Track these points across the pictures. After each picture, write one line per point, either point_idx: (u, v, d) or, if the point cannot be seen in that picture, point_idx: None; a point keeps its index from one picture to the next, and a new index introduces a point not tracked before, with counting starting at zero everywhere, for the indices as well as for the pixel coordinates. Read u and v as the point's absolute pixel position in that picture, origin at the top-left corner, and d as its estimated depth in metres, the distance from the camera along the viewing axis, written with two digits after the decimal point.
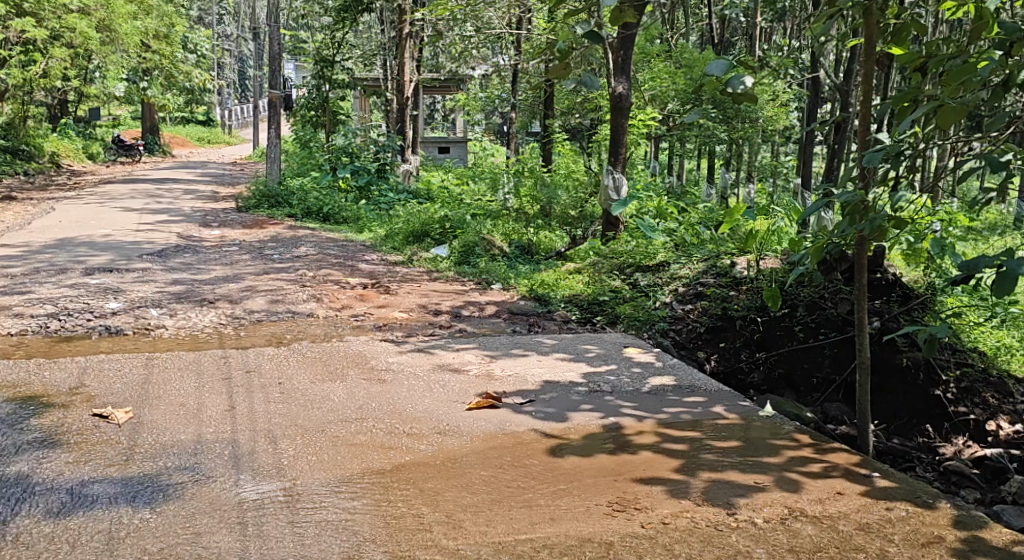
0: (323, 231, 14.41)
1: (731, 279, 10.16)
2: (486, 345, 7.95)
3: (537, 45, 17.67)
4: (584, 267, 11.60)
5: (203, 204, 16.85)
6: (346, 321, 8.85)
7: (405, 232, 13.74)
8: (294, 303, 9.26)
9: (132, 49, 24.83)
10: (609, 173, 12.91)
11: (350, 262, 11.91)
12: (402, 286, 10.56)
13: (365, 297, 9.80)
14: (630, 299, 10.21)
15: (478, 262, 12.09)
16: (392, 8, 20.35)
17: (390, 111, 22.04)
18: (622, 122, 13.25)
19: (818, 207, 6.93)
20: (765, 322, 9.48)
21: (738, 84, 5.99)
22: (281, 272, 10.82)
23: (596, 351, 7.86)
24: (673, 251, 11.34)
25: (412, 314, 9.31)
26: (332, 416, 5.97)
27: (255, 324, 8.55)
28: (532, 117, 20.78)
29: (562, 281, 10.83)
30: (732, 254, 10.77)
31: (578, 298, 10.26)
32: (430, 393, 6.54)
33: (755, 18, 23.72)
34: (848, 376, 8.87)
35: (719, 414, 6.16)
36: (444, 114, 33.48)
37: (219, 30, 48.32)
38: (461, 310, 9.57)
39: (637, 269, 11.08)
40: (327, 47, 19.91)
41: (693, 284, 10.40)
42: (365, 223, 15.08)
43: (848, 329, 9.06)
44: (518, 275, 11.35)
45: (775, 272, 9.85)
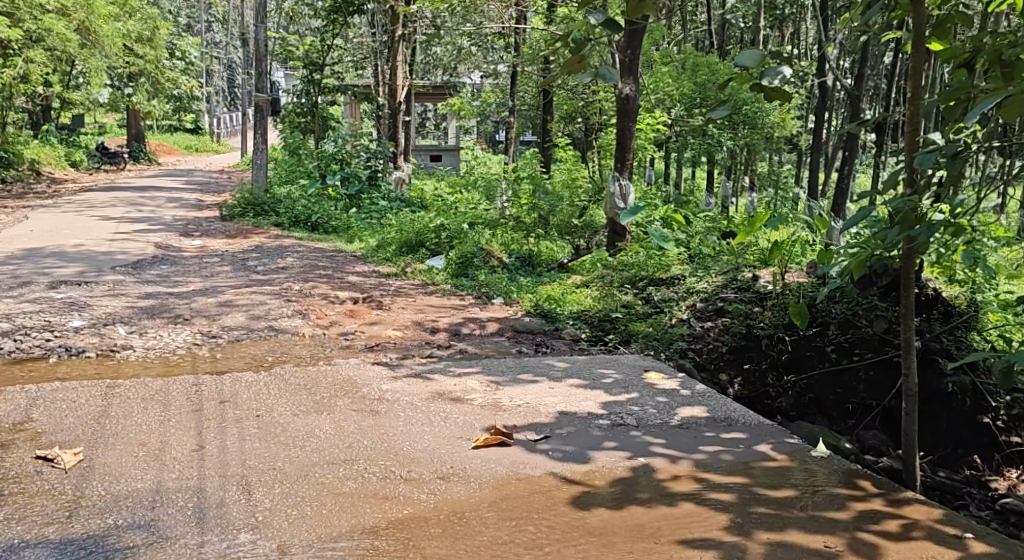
0: (311, 241, 13.55)
1: (755, 295, 9.46)
2: (491, 369, 7.10)
3: (537, 47, 16.83)
4: (592, 279, 10.76)
5: (186, 213, 15.97)
6: (335, 340, 8.00)
7: (399, 242, 12.90)
8: (277, 319, 8.40)
9: (114, 53, 23.90)
10: (616, 180, 12.12)
11: (340, 274, 11.07)
12: (396, 300, 9.72)
13: (355, 313, 8.94)
14: (645, 315, 9.42)
15: (478, 275, 11.27)
16: (384, 11, 19.49)
17: (382, 116, 21.17)
18: (630, 125, 12.41)
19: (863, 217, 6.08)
20: (794, 342, 8.84)
21: (774, 76, 5.24)
22: (265, 285, 9.96)
23: (614, 376, 7.04)
24: (688, 263, 10.60)
25: (407, 332, 8.48)
26: (317, 457, 5.12)
27: (233, 343, 7.68)
28: (530, 123, 19.94)
29: (569, 294, 10.00)
30: (753, 266, 10.05)
31: (587, 314, 9.41)
32: (430, 428, 5.69)
33: (758, 23, 22.95)
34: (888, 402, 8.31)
35: (765, 456, 5.38)
36: (436, 121, 32.62)
37: (208, 38, 47.48)
38: (461, 328, 8.75)
39: (650, 282, 10.30)
40: (316, 50, 19.00)
41: (713, 299, 9.66)
42: (355, 232, 14.24)
43: (886, 350, 8.52)
44: (520, 289, 10.52)
45: (806, 286, 9.15)
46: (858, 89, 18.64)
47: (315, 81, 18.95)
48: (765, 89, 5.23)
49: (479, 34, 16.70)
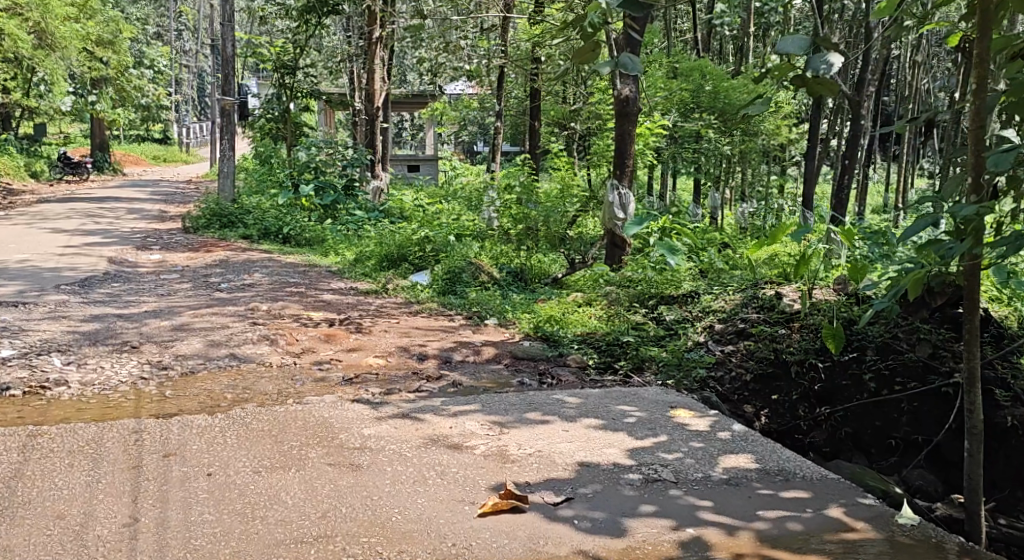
0: (282, 255, 12.41)
1: (780, 316, 8.55)
2: (491, 407, 6.02)
3: (524, 49, 15.70)
4: (595, 297, 9.59)
5: (147, 225, 14.75)
6: (306, 371, 6.90)
7: (377, 256, 11.80)
8: (241, 346, 7.29)
9: (73, 57, 22.48)
10: (615, 189, 11.06)
11: (313, 292, 9.96)
12: (377, 322, 8.64)
13: (330, 338, 7.84)
14: (658, 338, 8.38)
15: (467, 292, 10.21)
16: (360, 12, 18.31)
17: (359, 122, 19.97)
18: (630, 130, 11.37)
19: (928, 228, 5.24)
20: (827, 370, 8.03)
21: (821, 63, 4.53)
22: (228, 305, 8.84)
23: (637, 415, 5.99)
24: (701, 279, 9.61)
25: (390, 360, 7.40)
26: (281, 534, 4.15)
27: (187, 376, 6.56)
28: (515, 130, 18.80)
29: (571, 315, 8.93)
30: (775, 284, 9.15)
31: (593, 337, 8.35)
32: (424, 487, 4.61)
33: (747, 27, 22.13)
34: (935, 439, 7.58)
35: (841, 526, 4.43)
36: (413, 128, 31.40)
37: (178, 45, 46.02)
38: (452, 354, 7.69)
39: (659, 299, 9.26)
40: (288, 52, 17.75)
41: (732, 320, 8.70)
42: (330, 245, 13.15)
43: (929, 379, 7.76)
44: (516, 308, 9.46)
45: (839, 309, 8.31)
46: (857, 96, 17.90)
47: (287, 85, 17.69)
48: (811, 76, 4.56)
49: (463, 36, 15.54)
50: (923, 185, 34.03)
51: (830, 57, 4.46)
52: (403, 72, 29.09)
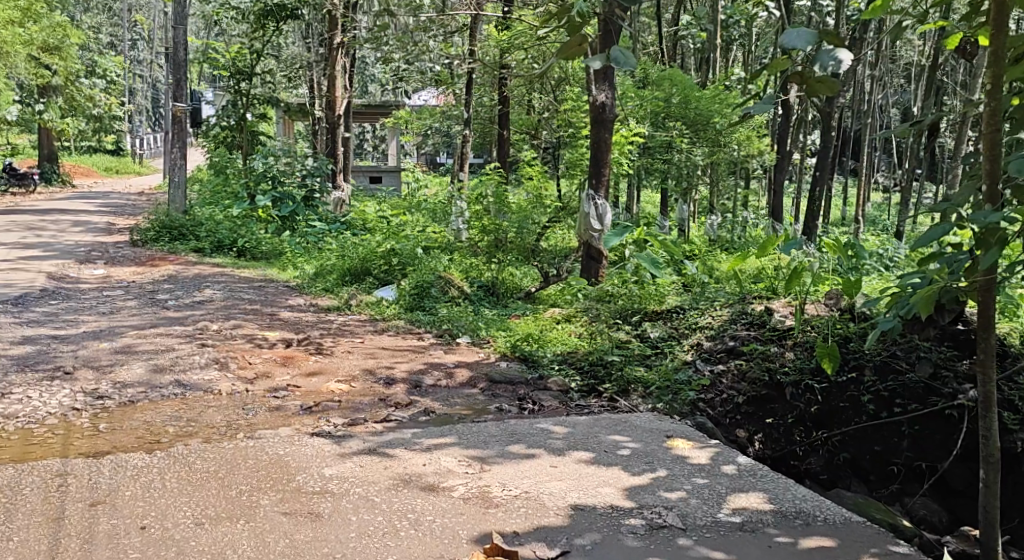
0: (237, 269, 11.68)
1: (771, 333, 8.00)
2: (469, 439, 5.38)
3: (491, 56, 15.09)
4: (574, 312, 8.97)
5: (92, 238, 13.89)
6: (261, 398, 6.23)
7: (339, 270, 11.10)
8: (188, 371, 6.59)
9: (18, 63, 21.45)
10: (590, 200, 10.45)
11: (270, 310, 9.26)
12: (339, 341, 7.98)
13: (288, 360, 7.16)
14: (643, 358, 7.79)
15: (436, 308, 9.58)
16: (321, 18, 17.61)
17: (320, 132, 19.24)
18: (606, 139, 10.81)
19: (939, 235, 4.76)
20: (824, 391, 7.45)
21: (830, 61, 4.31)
22: (176, 324, 8.12)
23: (631, 446, 5.39)
24: (685, 294, 9.05)
25: (354, 384, 6.74)
26: None
27: (125, 405, 5.86)
28: (481, 141, 18.16)
29: (549, 332, 8.32)
30: (764, 299, 8.61)
31: (574, 357, 7.75)
32: (395, 544, 4.02)
33: (716, 38, 21.72)
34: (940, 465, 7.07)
35: None
36: (373, 139, 30.67)
37: (131, 55, 44.81)
38: (422, 378, 7.05)
39: (642, 315, 8.65)
40: (244, 58, 16.97)
41: (721, 338, 8.13)
42: (288, 258, 12.45)
43: (932, 401, 7.25)
44: (489, 325, 8.84)
45: (832, 325, 7.79)
46: (829, 106, 17.55)
47: (243, 93, 16.92)
48: (818, 72, 4.33)
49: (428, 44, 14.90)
50: (883, 198, 33.99)
51: (836, 53, 4.26)
52: (364, 81, 28.37)
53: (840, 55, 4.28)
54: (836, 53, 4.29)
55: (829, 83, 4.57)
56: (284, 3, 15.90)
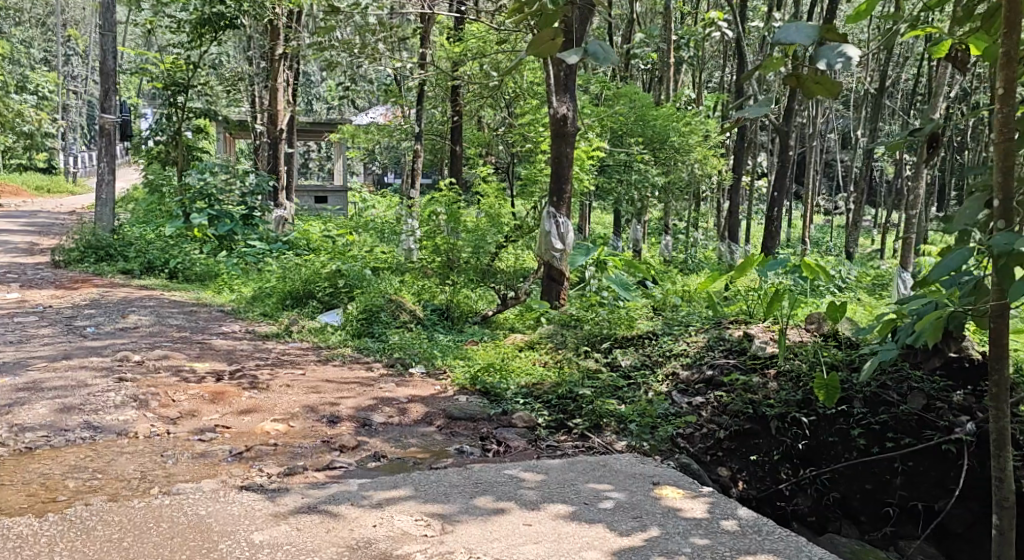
0: (169, 292, 10.77)
1: (752, 362, 7.21)
2: (427, 490, 4.64)
3: (443, 70, 14.39)
4: (538, 338, 8.21)
5: (10, 259, 12.84)
6: (185, 442, 5.43)
7: (278, 293, 10.24)
8: (103, 410, 5.77)
9: None
10: (552, 218, 9.84)
11: (201, 338, 8.40)
12: (279, 373, 7.18)
13: (217, 397, 6.35)
14: (614, 390, 7.06)
15: (387, 335, 8.82)
16: (263, 28, 16.76)
17: (262, 149, 18.35)
18: (567, 154, 10.15)
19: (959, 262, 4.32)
20: (811, 425, 6.65)
21: (833, 56, 4.33)
22: (91, 353, 7.23)
23: (614, 497, 4.71)
24: (656, 317, 8.37)
25: (295, 425, 5.97)
26: None
27: (22, 454, 5.03)
28: (430, 160, 17.41)
29: (512, 361, 7.58)
30: (743, 323, 7.92)
31: (540, 389, 7.00)
32: None
33: (670, 56, 21.25)
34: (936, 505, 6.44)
35: None
36: (316, 159, 29.75)
37: (63, 70, 43.20)
38: (372, 416, 6.30)
39: (612, 342, 7.91)
40: (180, 69, 16.03)
41: (698, 366, 7.37)
42: (223, 281, 11.58)
43: (927, 435, 6.56)
44: (445, 353, 8.09)
45: (818, 351, 7.03)
46: (788, 125, 17.12)
47: (178, 106, 15.97)
48: (822, 71, 4.35)
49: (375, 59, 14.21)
50: (828, 219, 33.91)
51: (844, 48, 4.29)
52: (307, 99, 27.50)
53: (847, 52, 4.32)
54: (842, 51, 4.32)
55: (830, 84, 4.59)
56: (223, 12, 15.02)
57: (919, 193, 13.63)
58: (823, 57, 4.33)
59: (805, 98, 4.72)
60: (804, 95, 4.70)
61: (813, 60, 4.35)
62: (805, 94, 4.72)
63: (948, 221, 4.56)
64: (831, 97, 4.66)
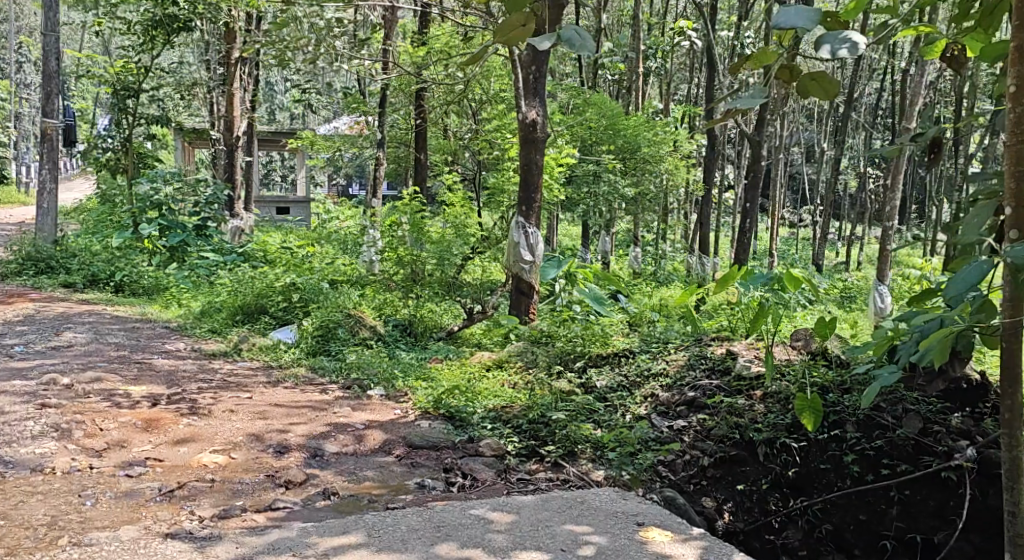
0: (112, 308, 10.12)
1: (737, 383, 6.59)
2: (382, 536, 4.15)
3: (406, 76, 13.84)
4: (509, 354, 7.63)
5: None
6: (110, 479, 4.87)
7: (228, 307, 9.62)
8: (18, 443, 5.18)
9: None
10: (520, 229, 9.32)
11: (141, 359, 7.78)
12: (224, 398, 6.60)
13: (151, 426, 5.77)
14: (587, 414, 6.50)
15: (344, 353, 8.25)
16: (220, 33, 16.12)
17: (219, 157, 17.69)
18: (537, 162, 9.61)
19: (979, 275, 3.75)
20: (802, 451, 6.04)
21: (837, 42, 3.82)
22: (15, 376, 6.62)
23: (596, 543, 4.23)
24: (632, 333, 7.86)
25: (237, 457, 5.41)
26: None
27: None
28: (393, 170, 16.83)
29: (479, 382, 7.02)
30: (731, 338, 7.32)
31: (509, 413, 6.44)
32: None
33: (640, 64, 20.83)
34: (936, 538, 5.79)
35: None
36: (278, 169, 29.06)
37: (17, 77, 42.10)
38: (323, 445, 5.73)
39: (586, 360, 7.34)
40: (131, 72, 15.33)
41: (679, 388, 6.76)
42: (171, 296, 11.01)
43: (926, 461, 5.93)
44: (406, 373, 7.52)
45: (806, 371, 6.44)
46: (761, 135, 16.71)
47: (129, 111, 15.26)
48: (825, 60, 3.82)
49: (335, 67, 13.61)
50: (795, 230, 33.74)
51: (851, 33, 3.78)
52: (268, 106, 26.85)
53: (854, 38, 3.82)
54: (849, 35, 3.81)
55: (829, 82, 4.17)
56: (176, 14, 14.22)
57: (897, 204, 13.25)
58: (827, 42, 3.82)
59: (800, 96, 4.28)
60: (798, 93, 4.26)
61: (816, 44, 3.84)
62: (799, 92, 4.28)
63: (958, 232, 4.05)
64: (828, 98, 4.22)
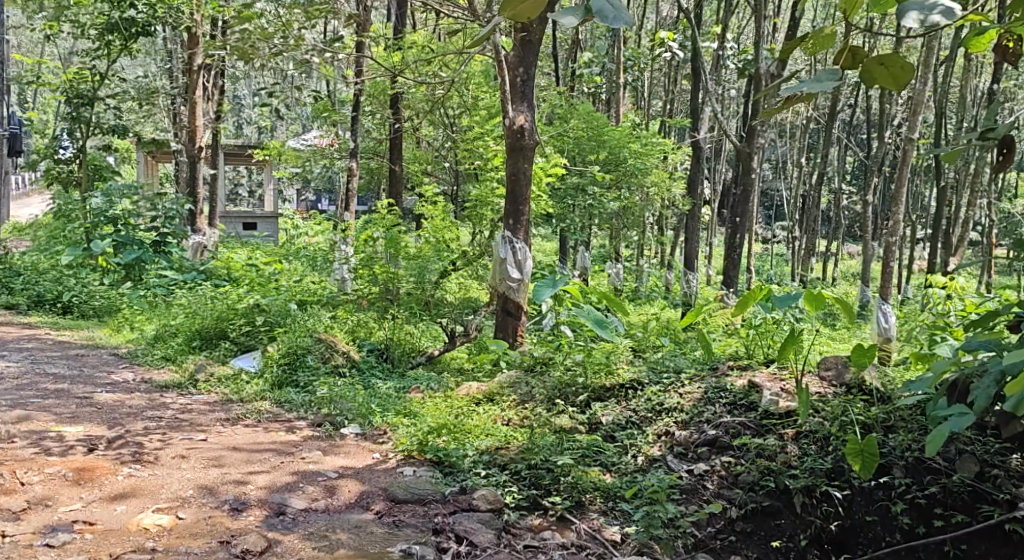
0: (57, 334, 9.23)
1: (763, 419, 5.72)
2: None
3: (379, 83, 12.92)
4: (503, 385, 6.75)
5: None
6: None
7: (185, 332, 8.69)
8: None
9: None
10: (507, 243, 8.49)
11: (82, 392, 6.91)
12: (173, 442, 5.75)
13: (84, 479, 4.95)
14: (593, 455, 5.63)
15: (314, 383, 7.37)
16: (180, 37, 15.15)
17: (181, 170, 16.74)
18: (526, 171, 8.73)
19: None
20: (846, 501, 5.15)
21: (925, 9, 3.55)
22: None
23: None
24: (637, 357, 7.02)
25: (184, 519, 4.61)
26: None
27: None
28: (367, 183, 15.91)
29: (467, 419, 6.15)
30: (756, 366, 6.42)
31: (503, 455, 5.56)
32: None
33: (622, 75, 20.10)
34: None
35: None
36: (249, 182, 28.10)
37: None
38: (288, 500, 4.91)
39: (589, 394, 6.42)
40: (84, 80, 14.30)
41: (697, 425, 5.84)
42: (124, 317, 10.16)
43: (987, 512, 5.05)
44: (384, 406, 6.62)
45: (844, 407, 5.54)
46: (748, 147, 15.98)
47: (82, 121, 14.23)
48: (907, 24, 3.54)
49: (302, 75, 12.68)
50: (777, 244, 33.09)
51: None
52: (237, 117, 25.85)
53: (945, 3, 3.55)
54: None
55: (903, 66, 3.72)
56: (134, 17, 12.82)
57: (901, 219, 12.43)
58: (913, 7, 3.55)
59: (863, 83, 3.77)
60: (864, 80, 3.75)
61: (900, 11, 3.57)
62: (863, 79, 3.78)
63: None
64: (898, 86, 3.74)
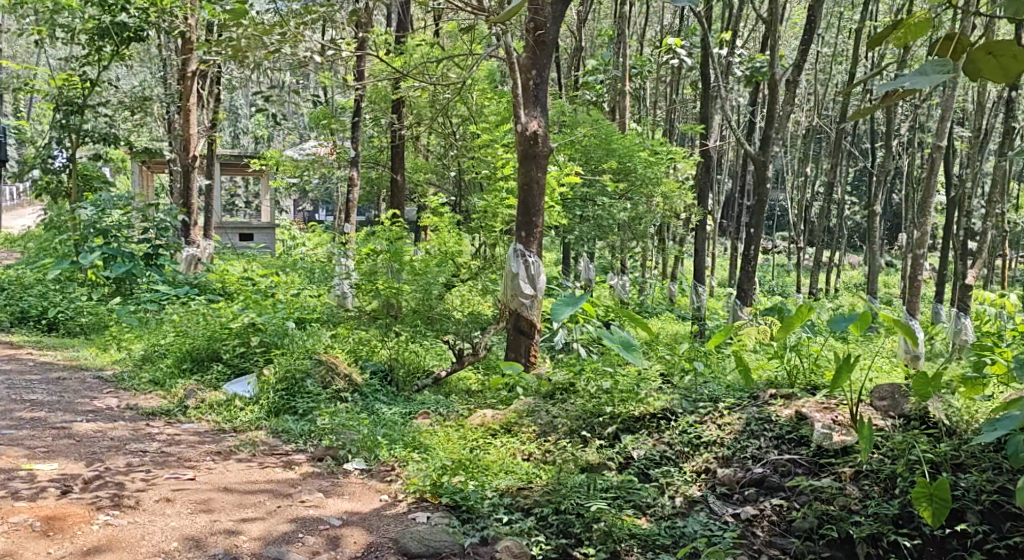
0: (39, 355, 8.65)
1: (816, 456, 5.16)
2: None
3: (380, 88, 12.33)
4: (521, 414, 6.14)
5: None
6: None
7: (174, 353, 8.06)
8: None
9: None
10: (519, 257, 7.90)
11: (60, 422, 6.33)
12: (157, 481, 5.18)
13: (52, 530, 4.44)
14: (627, 495, 5.04)
15: (313, 410, 6.77)
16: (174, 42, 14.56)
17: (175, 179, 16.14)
18: (540, 181, 8.13)
19: None
20: (915, 550, 4.57)
21: None
22: None
23: None
24: (667, 381, 6.42)
25: None
26: None
27: None
28: (368, 192, 15.31)
29: (484, 453, 5.56)
30: (802, 394, 5.82)
31: (527, 497, 5.00)
32: None
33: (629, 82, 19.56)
34: None
35: None
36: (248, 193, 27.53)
37: None
38: None
39: (618, 425, 5.81)
40: (74, 87, 13.71)
41: (741, 461, 5.27)
42: (112, 335, 9.58)
43: None
44: (392, 436, 6.01)
45: (909, 442, 4.97)
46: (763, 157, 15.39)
47: (71, 130, 13.65)
48: None
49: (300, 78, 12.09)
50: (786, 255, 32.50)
51: None
52: (235, 126, 25.26)
53: None
54: None
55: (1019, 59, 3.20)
56: (125, 21, 12.13)
57: (929, 232, 11.86)
58: None
59: (968, 77, 3.23)
60: (968, 72, 3.23)
61: None
62: (968, 72, 3.24)
63: None
64: (1009, 80, 3.21)
